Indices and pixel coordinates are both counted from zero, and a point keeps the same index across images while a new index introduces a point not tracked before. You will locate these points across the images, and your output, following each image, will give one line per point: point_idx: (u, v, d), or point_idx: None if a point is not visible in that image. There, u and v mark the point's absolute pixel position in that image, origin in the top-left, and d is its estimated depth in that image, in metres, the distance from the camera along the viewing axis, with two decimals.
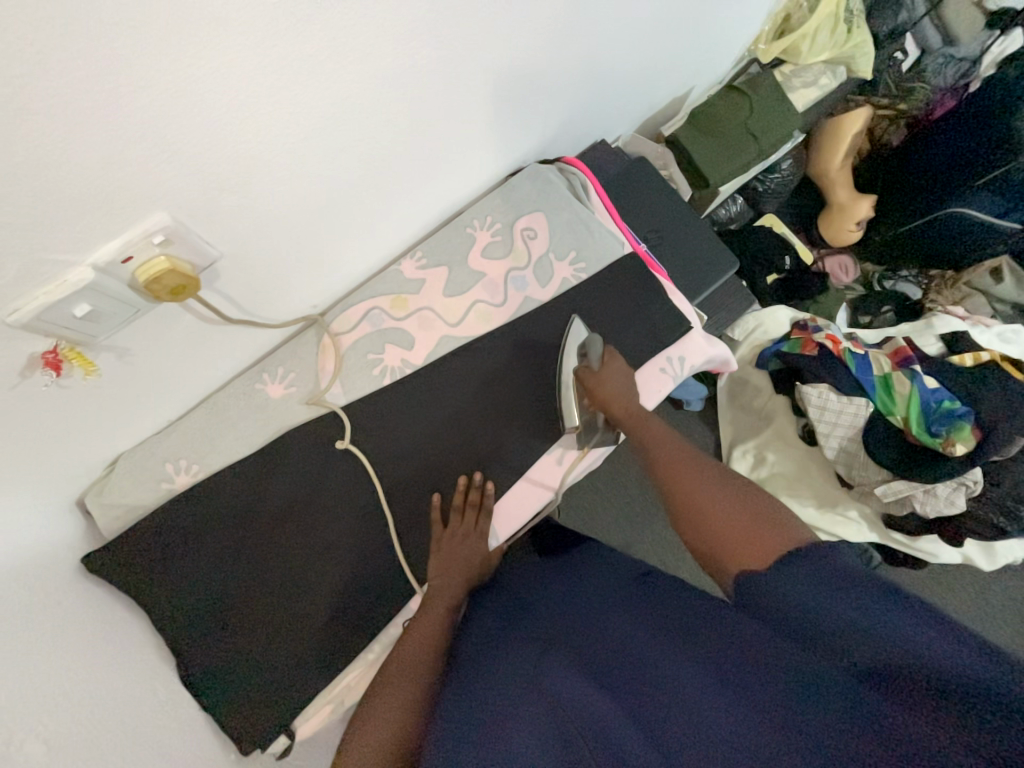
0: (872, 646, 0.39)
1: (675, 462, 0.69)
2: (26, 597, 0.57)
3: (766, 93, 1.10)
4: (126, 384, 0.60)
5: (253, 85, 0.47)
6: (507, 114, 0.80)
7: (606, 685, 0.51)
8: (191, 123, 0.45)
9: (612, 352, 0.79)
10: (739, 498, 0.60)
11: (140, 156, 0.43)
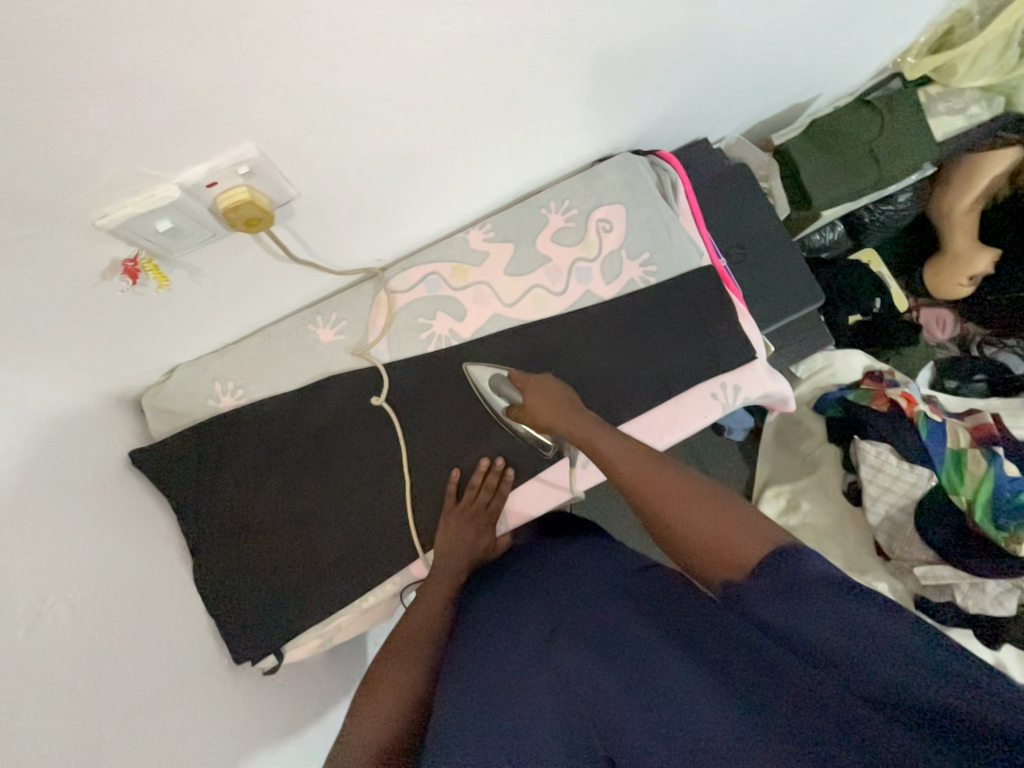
0: (880, 672, 0.35)
1: (637, 478, 0.60)
2: (78, 476, 0.63)
3: (903, 115, 0.97)
4: (192, 303, 0.63)
5: (359, 27, 0.45)
6: (609, 96, 0.75)
7: (606, 670, 0.49)
8: (291, 59, 0.44)
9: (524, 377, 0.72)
10: (706, 501, 0.54)
11: (238, 85, 0.43)
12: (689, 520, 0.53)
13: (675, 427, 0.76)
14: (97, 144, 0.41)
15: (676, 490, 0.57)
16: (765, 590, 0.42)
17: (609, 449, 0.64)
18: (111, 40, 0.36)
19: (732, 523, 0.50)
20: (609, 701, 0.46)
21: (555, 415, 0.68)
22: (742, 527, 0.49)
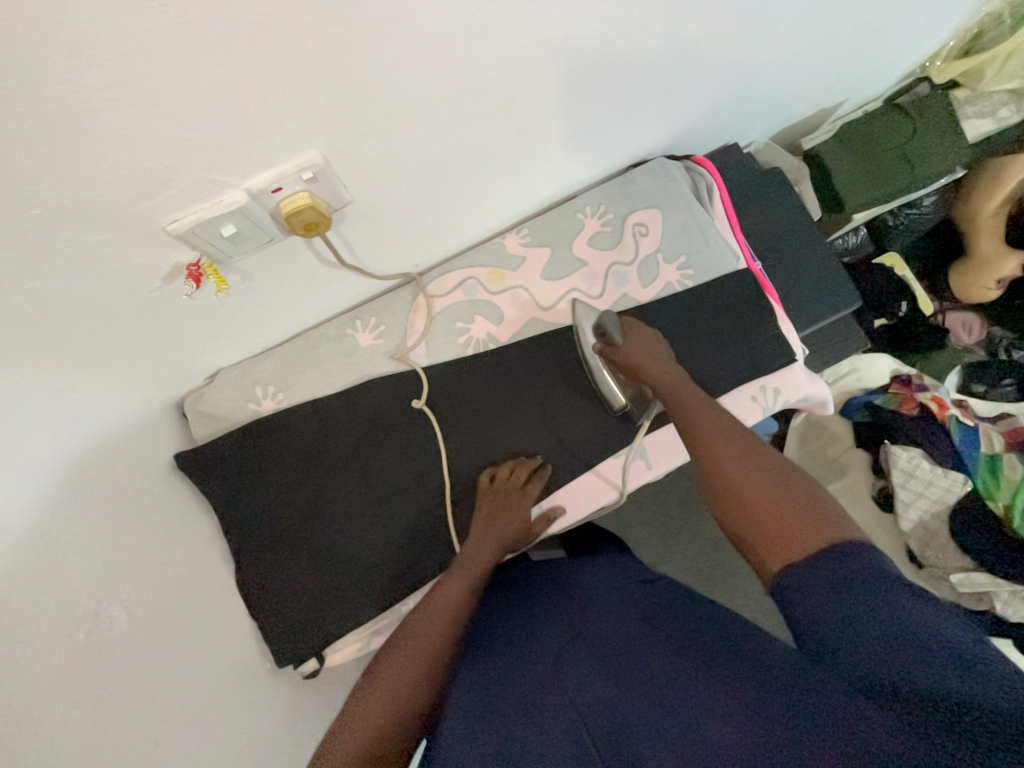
0: (888, 665, 0.34)
1: (708, 435, 0.53)
2: (128, 479, 0.64)
3: (935, 118, 0.97)
4: (242, 308, 0.64)
5: (424, 37, 0.47)
6: (645, 101, 0.76)
7: (624, 677, 0.49)
8: (359, 68, 0.46)
9: (634, 325, 0.70)
10: (782, 474, 0.48)
11: (308, 93, 0.45)
12: (759, 488, 0.47)
13: None
14: (172, 153, 0.42)
15: (751, 455, 0.50)
16: (814, 581, 0.39)
17: (683, 403, 0.58)
18: (198, 49, 0.37)
19: (807, 504, 0.45)
20: (616, 711, 0.46)
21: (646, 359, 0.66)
22: (817, 511, 0.44)
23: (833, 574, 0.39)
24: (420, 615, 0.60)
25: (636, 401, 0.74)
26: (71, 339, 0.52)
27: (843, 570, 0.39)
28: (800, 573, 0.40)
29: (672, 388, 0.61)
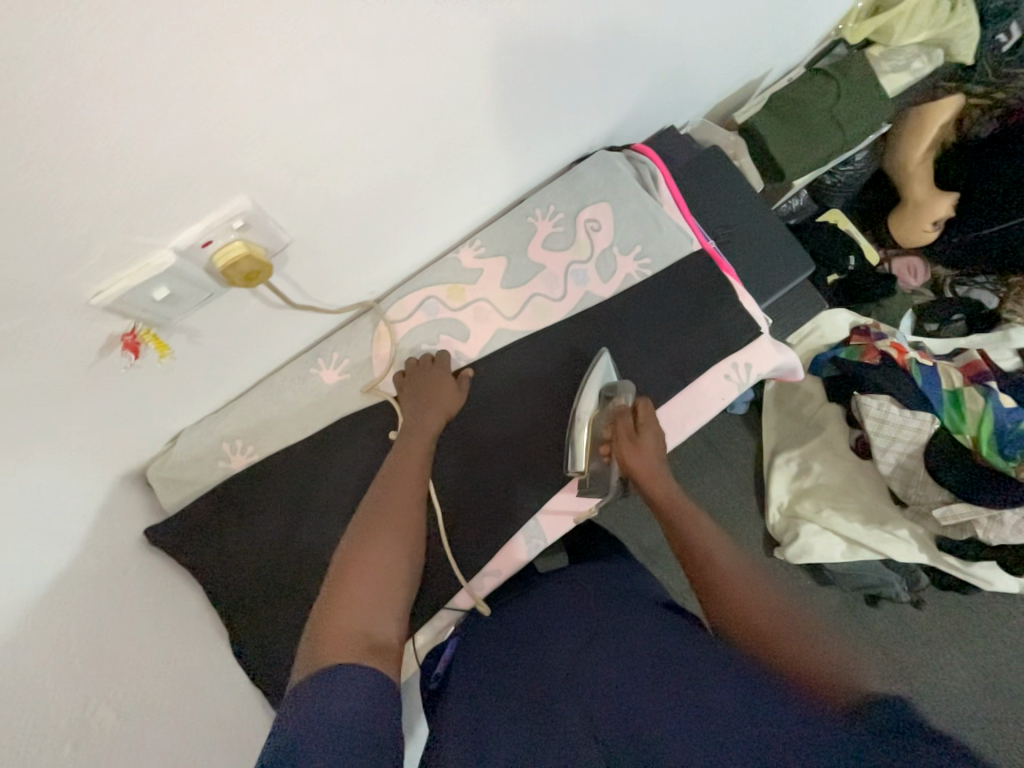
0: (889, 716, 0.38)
1: (734, 585, 0.58)
2: (97, 566, 0.60)
3: (856, 78, 1.00)
4: (193, 366, 0.60)
5: (342, 63, 0.45)
6: (577, 97, 0.75)
7: (635, 675, 0.50)
8: (278, 105, 0.43)
9: (647, 402, 0.71)
10: (807, 636, 0.52)
11: (228, 140, 0.42)
12: (786, 644, 0.51)
13: (694, 414, 0.77)
14: (87, 220, 0.39)
15: (777, 615, 0.55)
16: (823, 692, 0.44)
17: (709, 548, 0.63)
18: (96, 111, 0.34)
19: (832, 667, 0.48)
20: (625, 702, 0.47)
21: (647, 471, 0.69)
22: (842, 674, 0.47)
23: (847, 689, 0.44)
24: (377, 508, 0.61)
25: (595, 478, 0.73)
26: (8, 432, 0.48)
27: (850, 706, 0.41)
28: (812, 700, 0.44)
29: (695, 529, 0.66)
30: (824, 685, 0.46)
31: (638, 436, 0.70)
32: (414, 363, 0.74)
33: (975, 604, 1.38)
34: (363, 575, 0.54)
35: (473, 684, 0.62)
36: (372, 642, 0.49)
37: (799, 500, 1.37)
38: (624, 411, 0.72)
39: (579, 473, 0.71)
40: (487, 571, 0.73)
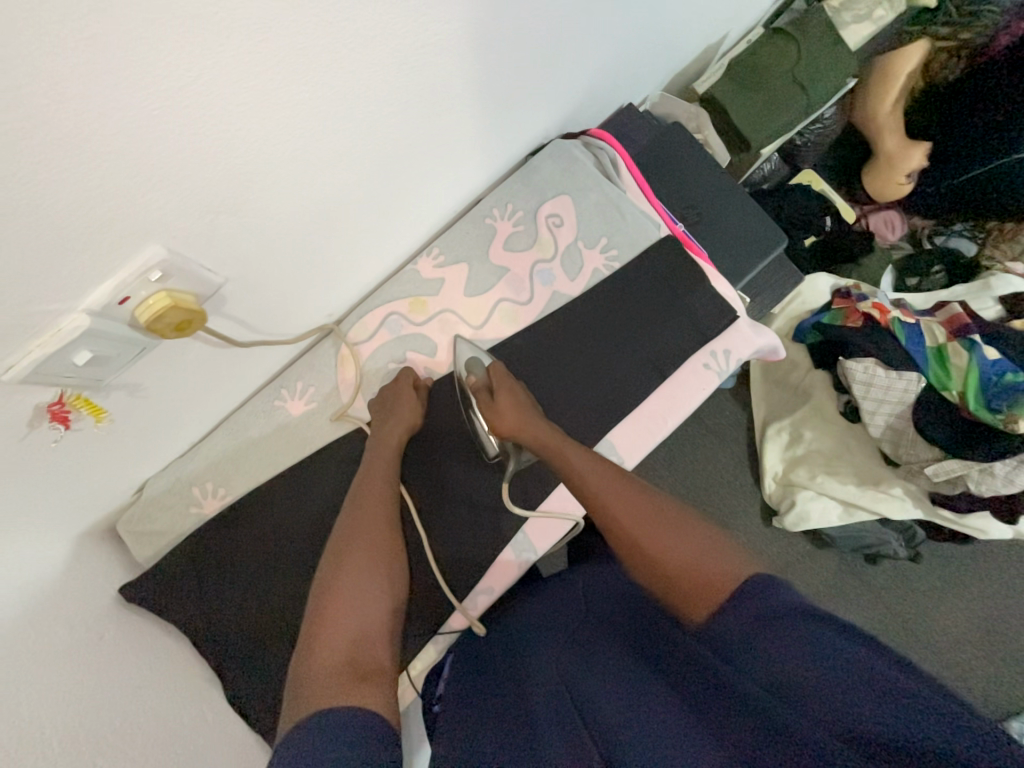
0: (857, 697, 0.34)
1: (610, 496, 0.60)
2: (69, 637, 0.57)
3: (817, 34, 0.95)
4: (139, 421, 0.56)
5: (247, 89, 0.40)
6: (521, 83, 0.71)
7: (622, 676, 0.48)
8: (178, 139, 0.39)
9: (499, 371, 0.69)
10: (676, 532, 0.55)
11: (127, 186, 0.38)
12: (664, 549, 0.53)
13: (676, 407, 0.74)
14: None
15: (652, 516, 0.57)
16: (740, 624, 0.42)
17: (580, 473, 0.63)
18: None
19: (703, 555, 0.51)
20: (611, 710, 0.44)
21: (520, 426, 0.65)
22: (711, 558, 0.51)
23: (769, 619, 0.40)
24: (346, 538, 0.59)
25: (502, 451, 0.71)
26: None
27: (752, 613, 0.42)
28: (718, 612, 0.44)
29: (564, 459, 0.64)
30: (725, 590, 0.46)
31: (497, 400, 0.67)
32: (371, 399, 0.72)
33: (973, 552, 1.40)
34: (344, 608, 0.52)
35: (466, 697, 0.61)
36: (363, 674, 0.47)
37: (792, 469, 1.37)
38: (480, 386, 0.69)
39: (497, 452, 0.70)
40: (480, 589, 0.71)
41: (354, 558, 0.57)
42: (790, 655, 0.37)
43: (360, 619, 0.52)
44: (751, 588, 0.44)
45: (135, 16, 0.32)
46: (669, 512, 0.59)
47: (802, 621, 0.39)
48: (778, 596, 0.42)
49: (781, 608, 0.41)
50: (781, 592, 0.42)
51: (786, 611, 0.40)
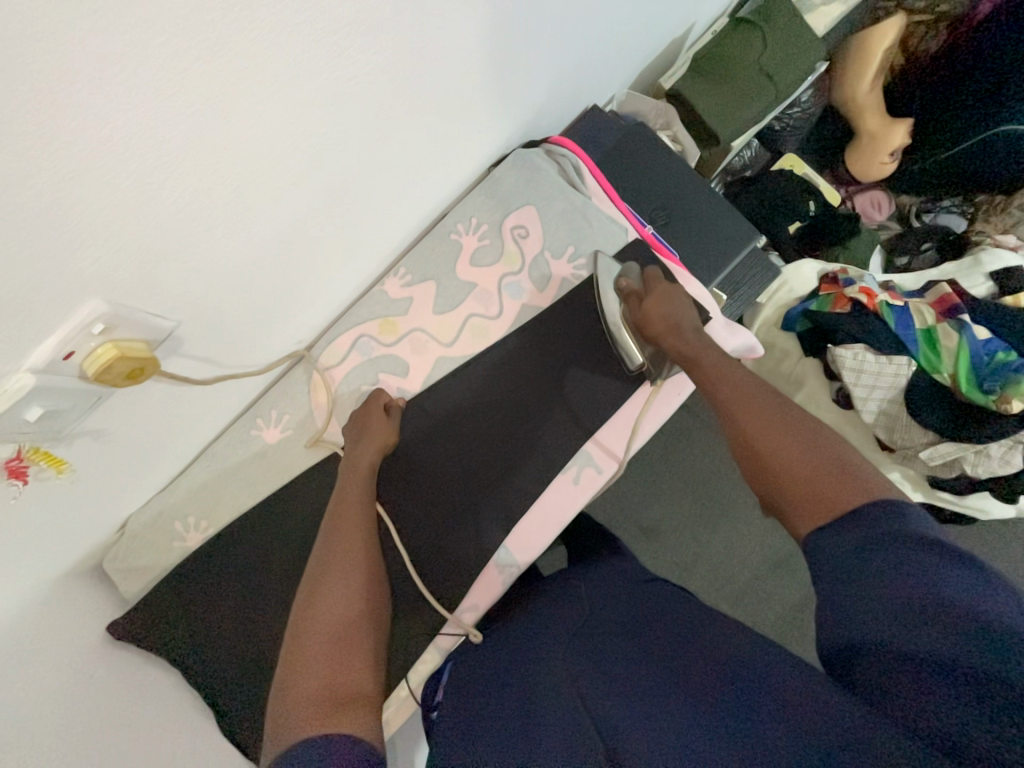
0: (946, 622, 0.36)
1: (743, 405, 0.60)
2: (57, 681, 0.58)
3: (781, 22, 0.93)
4: (105, 466, 0.56)
5: (170, 144, 0.40)
6: (476, 97, 0.70)
7: (620, 693, 0.48)
8: (93, 200, 0.38)
9: (655, 275, 0.73)
10: (825, 451, 0.53)
11: (49, 246, 0.37)
12: (791, 460, 0.53)
13: (655, 410, 0.74)
14: None
15: (794, 435, 0.55)
16: (842, 546, 0.45)
17: (727, 389, 0.62)
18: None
19: (841, 475, 0.50)
20: (618, 721, 0.45)
21: (666, 327, 0.70)
22: (848, 481, 0.49)
23: (876, 548, 0.43)
24: (320, 565, 0.58)
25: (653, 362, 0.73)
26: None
27: (861, 553, 0.43)
28: (825, 537, 0.46)
29: (711, 373, 0.65)
30: (838, 507, 0.47)
31: (647, 304, 0.71)
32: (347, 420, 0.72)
33: (977, 531, 1.38)
34: (319, 632, 0.51)
35: (471, 692, 0.62)
36: (342, 696, 0.47)
37: None
38: (632, 290, 0.73)
39: (639, 367, 0.73)
40: (465, 606, 0.71)
41: (331, 582, 0.57)
42: (890, 586, 0.39)
43: (333, 642, 0.51)
44: (873, 517, 0.45)
45: (34, 85, 0.31)
46: (823, 439, 0.55)
47: (926, 555, 0.40)
48: (887, 525, 0.44)
49: (895, 548, 0.42)
50: (902, 521, 0.44)
51: (899, 550, 0.42)
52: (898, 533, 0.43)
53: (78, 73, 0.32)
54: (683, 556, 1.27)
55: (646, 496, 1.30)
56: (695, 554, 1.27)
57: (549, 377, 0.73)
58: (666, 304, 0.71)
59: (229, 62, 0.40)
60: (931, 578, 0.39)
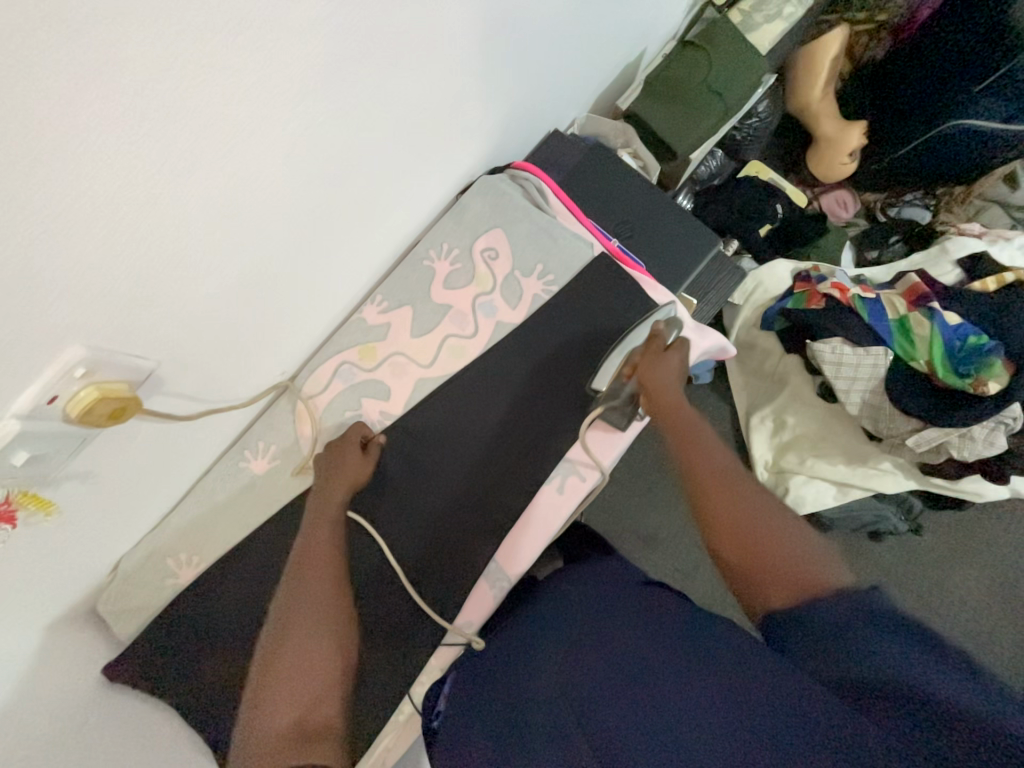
0: (901, 682, 0.37)
1: (720, 489, 0.60)
2: (53, 728, 0.58)
3: (726, 43, 0.99)
4: (97, 504, 0.58)
5: (134, 209, 0.43)
6: (437, 134, 0.74)
7: (611, 705, 0.49)
8: (62, 261, 0.41)
9: (683, 340, 0.74)
10: (797, 535, 0.54)
11: (25, 304, 0.40)
12: (759, 543, 0.54)
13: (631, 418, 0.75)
14: None
15: (766, 518, 0.56)
16: (807, 623, 0.45)
17: (705, 466, 0.63)
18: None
19: (812, 561, 0.50)
20: (622, 733, 0.46)
21: (662, 386, 0.70)
22: (818, 567, 0.50)
23: (842, 614, 0.43)
24: (290, 599, 0.58)
25: (610, 392, 0.73)
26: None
27: (830, 616, 0.44)
28: (793, 607, 0.47)
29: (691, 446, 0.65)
30: (807, 591, 0.47)
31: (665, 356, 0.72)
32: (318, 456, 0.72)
33: (974, 514, 1.39)
34: (285, 678, 0.53)
35: (467, 714, 0.62)
36: (310, 732, 0.51)
37: (781, 455, 1.36)
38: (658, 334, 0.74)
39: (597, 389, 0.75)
40: (461, 622, 0.72)
41: (302, 608, 0.57)
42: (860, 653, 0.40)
43: (299, 679, 0.53)
44: (852, 600, 0.44)
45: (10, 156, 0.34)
46: (801, 534, 0.54)
47: (899, 633, 0.40)
48: (867, 600, 0.43)
49: (868, 612, 0.43)
50: (878, 600, 0.43)
51: (876, 617, 0.42)
52: (876, 607, 0.43)
53: (43, 143, 0.35)
54: (682, 559, 1.27)
55: (642, 501, 1.30)
56: (695, 558, 1.27)
57: (528, 389, 0.76)
58: (673, 370, 0.71)
59: (179, 126, 0.42)
60: (906, 650, 0.39)
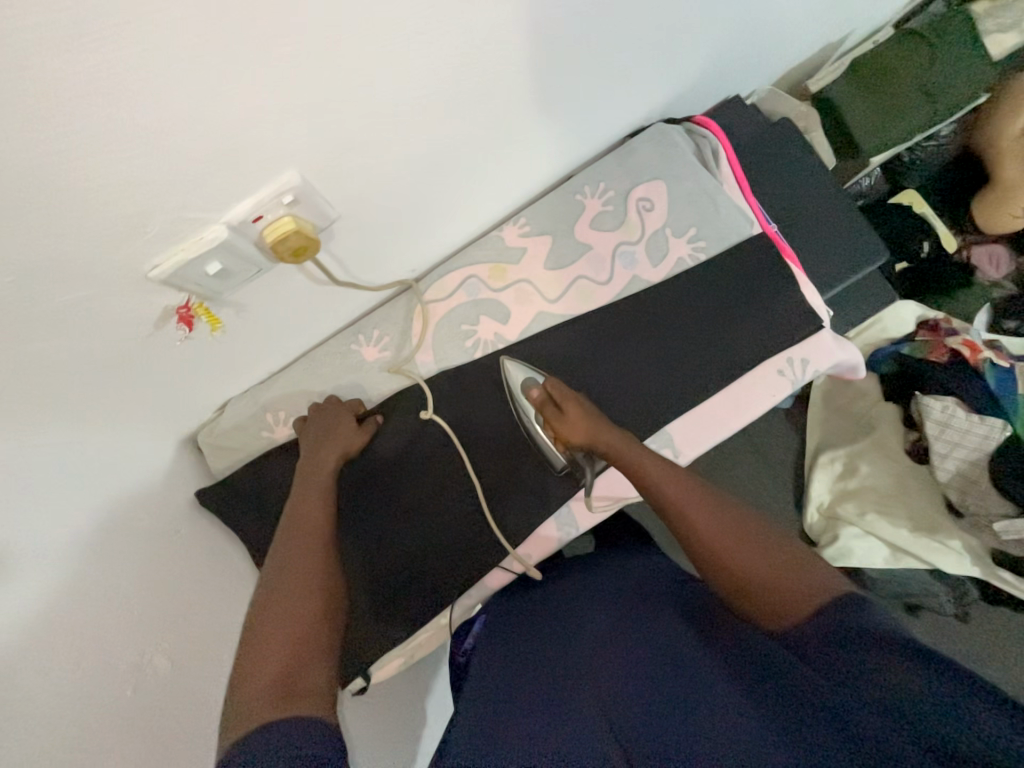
0: (886, 685, 0.37)
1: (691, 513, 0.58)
2: (153, 526, 0.63)
3: (955, 42, 0.90)
4: (240, 337, 0.62)
5: (367, 52, 0.42)
6: (631, 70, 0.70)
7: (653, 696, 0.47)
8: (307, 85, 0.41)
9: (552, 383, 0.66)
10: (765, 543, 0.55)
11: (265, 119, 0.41)
12: (742, 572, 0.52)
13: (742, 411, 0.73)
14: (145, 202, 0.41)
15: (733, 530, 0.56)
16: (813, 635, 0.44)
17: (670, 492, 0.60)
18: (117, 74, 0.33)
19: (793, 572, 0.51)
20: (653, 724, 0.44)
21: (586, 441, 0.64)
22: (804, 577, 0.50)
23: (838, 630, 0.43)
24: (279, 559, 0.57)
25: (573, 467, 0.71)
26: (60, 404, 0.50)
27: (832, 631, 0.43)
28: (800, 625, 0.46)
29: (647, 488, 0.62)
30: (810, 606, 0.47)
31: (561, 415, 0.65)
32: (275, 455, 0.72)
33: None
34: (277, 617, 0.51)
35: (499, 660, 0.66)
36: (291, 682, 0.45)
37: (841, 500, 1.28)
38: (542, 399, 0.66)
39: (563, 466, 0.71)
40: (519, 553, 0.73)
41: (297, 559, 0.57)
42: (854, 661, 0.40)
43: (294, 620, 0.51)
44: (847, 610, 0.44)
45: None
46: (772, 541, 0.55)
47: (890, 645, 0.39)
48: (862, 616, 0.43)
49: (864, 628, 0.42)
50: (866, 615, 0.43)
51: (869, 631, 0.41)
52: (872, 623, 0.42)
53: None
54: None
55: None
56: None
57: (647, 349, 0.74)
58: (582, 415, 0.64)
59: None
60: (894, 658, 0.38)
